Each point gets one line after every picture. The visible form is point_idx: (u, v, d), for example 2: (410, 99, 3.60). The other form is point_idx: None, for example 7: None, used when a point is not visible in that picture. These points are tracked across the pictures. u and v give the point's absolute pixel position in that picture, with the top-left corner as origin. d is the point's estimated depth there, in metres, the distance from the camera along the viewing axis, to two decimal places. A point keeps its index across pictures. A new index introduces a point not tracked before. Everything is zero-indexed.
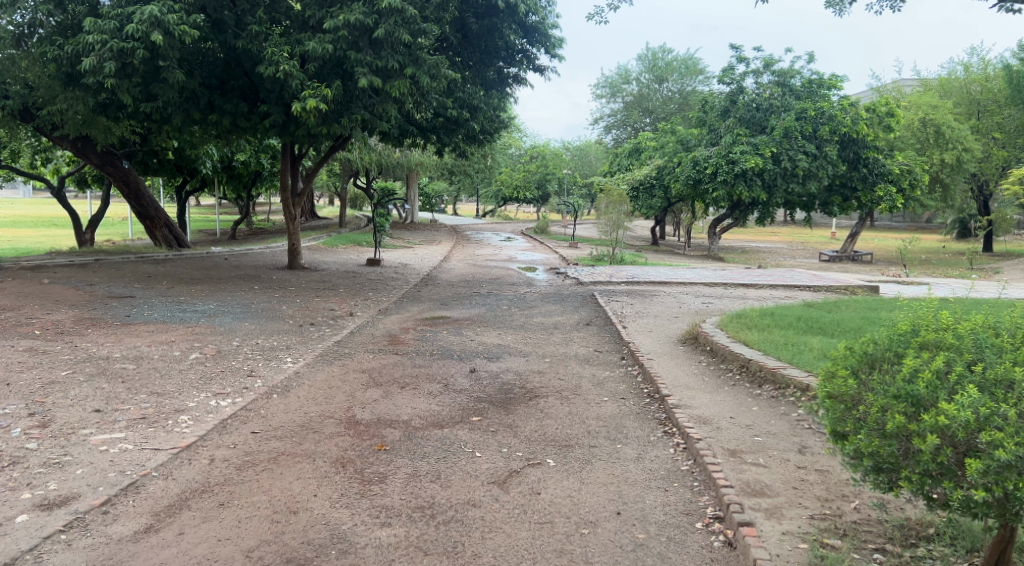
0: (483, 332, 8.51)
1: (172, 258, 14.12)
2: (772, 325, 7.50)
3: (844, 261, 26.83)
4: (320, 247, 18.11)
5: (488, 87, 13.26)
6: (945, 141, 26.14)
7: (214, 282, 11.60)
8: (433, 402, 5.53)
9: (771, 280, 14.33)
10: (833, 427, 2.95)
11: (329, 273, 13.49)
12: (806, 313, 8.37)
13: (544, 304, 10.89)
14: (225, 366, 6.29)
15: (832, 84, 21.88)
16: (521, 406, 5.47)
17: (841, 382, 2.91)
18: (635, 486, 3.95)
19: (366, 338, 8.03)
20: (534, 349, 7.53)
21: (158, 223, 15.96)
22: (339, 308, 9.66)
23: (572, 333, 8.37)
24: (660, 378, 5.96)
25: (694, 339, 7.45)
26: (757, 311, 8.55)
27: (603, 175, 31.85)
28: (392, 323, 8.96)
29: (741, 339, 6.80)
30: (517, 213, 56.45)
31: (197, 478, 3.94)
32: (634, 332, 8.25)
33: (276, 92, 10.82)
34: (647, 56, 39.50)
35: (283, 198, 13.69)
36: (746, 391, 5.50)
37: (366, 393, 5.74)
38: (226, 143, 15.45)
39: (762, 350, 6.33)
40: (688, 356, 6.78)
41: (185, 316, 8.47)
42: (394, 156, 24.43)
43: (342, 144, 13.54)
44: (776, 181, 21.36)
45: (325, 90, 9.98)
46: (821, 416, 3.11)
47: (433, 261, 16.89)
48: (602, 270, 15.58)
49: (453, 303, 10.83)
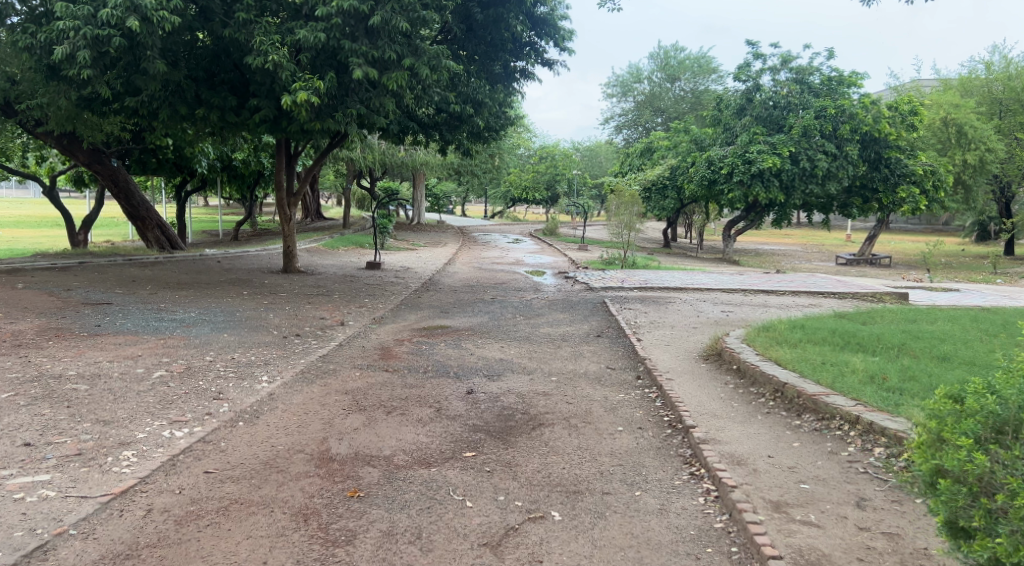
0: (484, 345, 7.77)
1: (163, 261, 13.48)
2: (804, 339, 6.73)
3: (862, 264, 25.95)
4: (321, 249, 17.46)
5: (494, 82, 12.57)
6: (968, 141, 25.21)
7: (201, 287, 10.93)
8: (422, 433, 4.82)
9: (792, 286, 13.56)
10: (952, 519, 2.44)
11: (325, 277, 12.80)
12: (840, 326, 7.59)
13: (552, 312, 10.15)
14: (192, 386, 5.61)
15: (853, 82, 21.09)
16: (523, 438, 4.74)
17: (963, 458, 2.41)
18: (657, 552, 3.22)
19: (355, 351, 7.33)
20: (539, 365, 6.79)
21: (149, 223, 15.26)
22: (330, 317, 8.94)
23: (581, 347, 7.63)
24: (681, 403, 5.22)
25: (717, 355, 6.69)
26: (785, 323, 7.78)
27: (614, 175, 31.09)
28: (386, 334, 8.25)
29: (771, 357, 6.04)
30: (525, 215, 55.72)
31: (125, 538, 3.26)
32: (650, 345, 7.50)
33: (266, 85, 10.15)
34: (659, 54, 38.77)
35: (278, 198, 13.04)
36: (784, 422, 4.75)
37: (346, 421, 5.04)
38: (222, 140, 14.81)
39: (797, 371, 5.56)
40: (712, 377, 6.02)
41: (160, 326, 7.81)
42: (399, 156, 23.81)
43: (340, 141, 12.86)
44: (794, 181, 20.54)
45: (317, 82, 9.32)
46: (929, 500, 2.60)
47: (437, 264, 16.25)
48: (613, 274, 14.85)
49: (453, 311, 10.11)
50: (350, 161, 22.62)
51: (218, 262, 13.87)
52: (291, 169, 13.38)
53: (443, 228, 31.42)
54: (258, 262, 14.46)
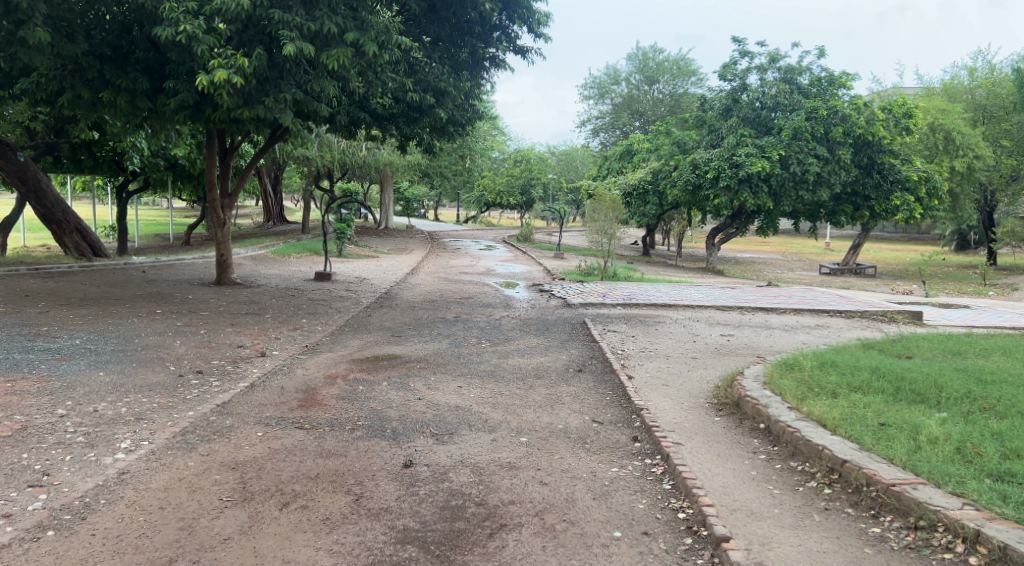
0: (437, 385, 6.16)
1: (78, 271, 11.65)
2: (843, 385, 5.26)
3: (847, 274, 24.89)
4: (268, 257, 15.70)
5: (458, 70, 11.03)
6: (956, 147, 24.26)
7: (109, 303, 9.20)
8: (324, 549, 3.25)
9: (791, 302, 12.22)
10: None
11: (263, 291, 11.13)
12: (877, 361, 6.15)
13: (524, 336, 8.59)
14: (6, 463, 3.94)
15: (843, 83, 19.99)
16: (474, 557, 3.21)
17: None
18: None
19: (270, 395, 5.72)
20: (505, 418, 5.22)
21: (66, 227, 13.23)
22: (251, 346, 7.26)
23: (559, 387, 6.09)
24: (702, 492, 3.73)
25: (734, 406, 5.18)
26: (809, 356, 6.33)
27: (591, 178, 29.57)
28: (317, 368, 6.61)
29: (811, 414, 4.53)
30: (499, 221, 53.95)
31: None
32: (644, 387, 5.95)
33: (185, 64, 8.47)
34: (638, 56, 37.59)
35: (210, 200, 11.32)
36: (857, 530, 3.29)
37: (218, 523, 3.47)
38: (153, 135, 13.02)
39: (852, 438, 4.08)
40: (734, 442, 4.51)
41: (21, 361, 6.09)
42: (361, 155, 22.13)
43: (282, 135, 11.22)
44: (783, 186, 19.34)
45: (240, 60, 7.73)
46: None
47: (398, 274, 14.62)
48: (592, 286, 13.37)
49: (407, 335, 8.51)
50: (307, 161, 20.87)
51: (143, 273, 12.08)
52: (227, 168, 11.68)
53: (412, 233, 29.71)
54: (190, 272, 12.66)
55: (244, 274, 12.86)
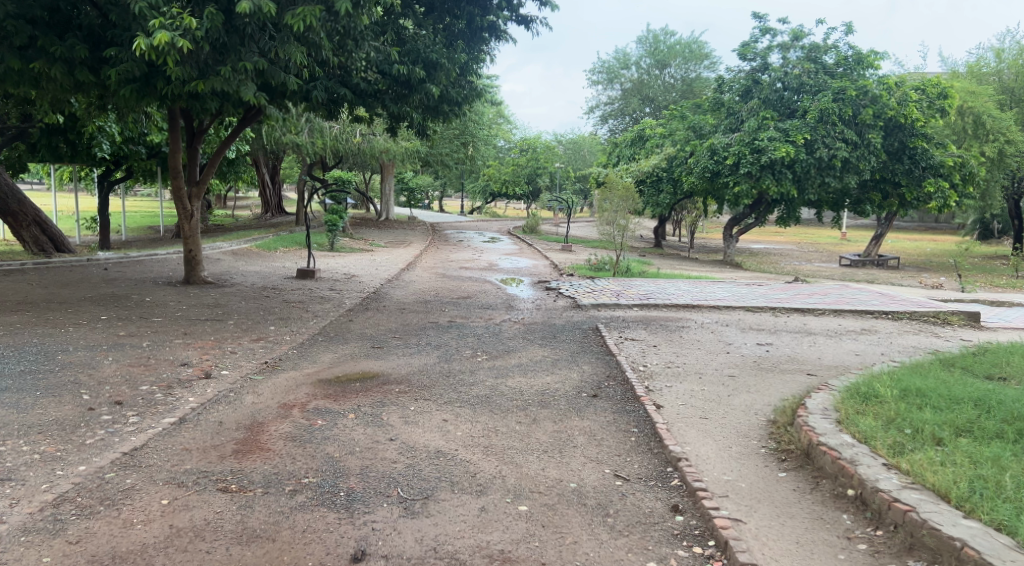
0: (416, 420, 4.86)
1: (31, 269, 10.41)
2: (945, 426, 3.99)
3: (871, 266, 23.49)
4: (252, 251, 14.43)
5: (452, 41, 9.70)
6: (986, 131, 22.75)
7: (48, 308, 7.96)
8: None
9: (828, 301, 10.90)
10: None
11: (235, 291, 9.93)
12: (974, 387, 4.84)
13: (527, 347, 7.31)
14: None
15: (871, 62, 18.45)
16: None
17: None
18: None
19: (202, 433, 4.49)
20: (499, 471, 3.97)
21: (22, 219, 12.00)
22: (196, 364, 6.01)
23: (570, 422, 4.82)
24: None
25: (804, 457, 3.91)
26: (884, 381, 5.02)
27: (601, 165, 28.14)
28: (271, 394, 5.37)
29: (925, 478, 3.28)
30: (504, 212, 52.44)
31: None
32: (678, 424, 4.64)
33: (127, 27, 7.19)
34: (648, 39, 36.22)
35: (175, 189, 10.04)
36: None
37: None
38: (119, 118, 11.70)
39: (1003, 524, 2.85)
40: (818, 518, 3.27)
41: None
42: (355, 142, 20.82)
43: (256, 116, 9.96)
44: (808, 172, 17.93)
45: (188, 20, 6.46)
46: None
47: (392, 271, 13.41)
48: (605, 283, 12.07)
49: (390, 346, 7.25)
50: (297, 148, 19.64)
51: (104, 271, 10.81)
52: (195, 154, 10.39)
53: (413, 225, 28.48)
54: (158, 269, 11.39)
55: (218, 271, 11.62)
